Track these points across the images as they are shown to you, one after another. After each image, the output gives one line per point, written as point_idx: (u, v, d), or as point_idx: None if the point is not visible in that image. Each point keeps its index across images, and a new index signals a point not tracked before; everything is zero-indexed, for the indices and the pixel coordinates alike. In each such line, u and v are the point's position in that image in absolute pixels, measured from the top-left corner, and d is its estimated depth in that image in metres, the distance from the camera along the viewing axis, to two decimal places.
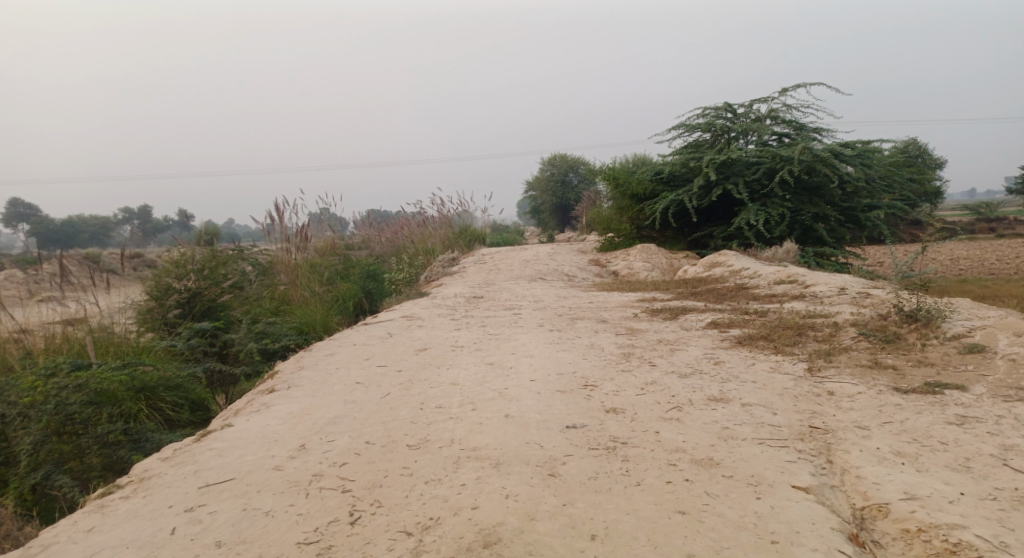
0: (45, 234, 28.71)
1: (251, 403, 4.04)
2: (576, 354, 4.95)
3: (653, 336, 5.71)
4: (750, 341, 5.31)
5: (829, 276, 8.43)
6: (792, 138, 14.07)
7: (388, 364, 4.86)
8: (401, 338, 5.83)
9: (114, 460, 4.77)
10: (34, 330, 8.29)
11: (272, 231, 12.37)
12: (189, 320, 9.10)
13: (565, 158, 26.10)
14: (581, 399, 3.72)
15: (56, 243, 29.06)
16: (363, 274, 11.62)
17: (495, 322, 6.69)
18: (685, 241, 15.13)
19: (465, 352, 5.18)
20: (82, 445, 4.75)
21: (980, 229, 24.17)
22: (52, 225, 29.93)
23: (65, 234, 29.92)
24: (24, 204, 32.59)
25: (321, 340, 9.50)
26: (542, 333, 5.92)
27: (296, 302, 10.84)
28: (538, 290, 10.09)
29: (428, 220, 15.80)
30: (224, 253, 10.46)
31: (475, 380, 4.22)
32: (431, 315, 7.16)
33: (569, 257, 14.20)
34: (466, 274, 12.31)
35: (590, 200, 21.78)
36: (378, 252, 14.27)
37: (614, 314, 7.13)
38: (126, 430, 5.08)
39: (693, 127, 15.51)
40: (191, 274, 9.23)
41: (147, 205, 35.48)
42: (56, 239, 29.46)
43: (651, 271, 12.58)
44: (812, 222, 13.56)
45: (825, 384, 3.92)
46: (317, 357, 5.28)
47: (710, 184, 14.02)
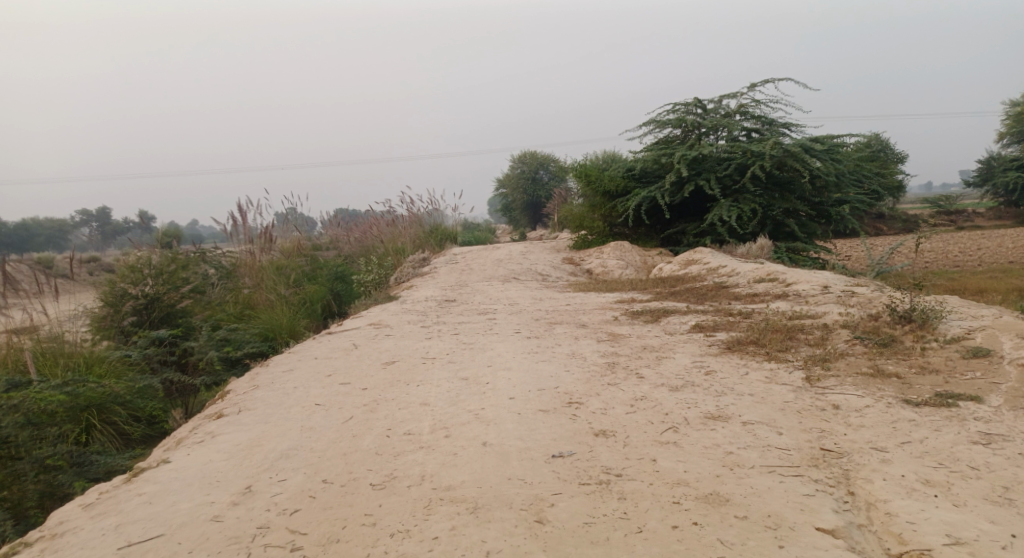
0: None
1: (194, 433, 3.61)
2: (557, 365, 4.58)
3: (636, 343, 5.38)
4: (740, 346, 4.99)
5: (810, 274, 8.18)
6: (763, 133, 13.90)
7: (351, 381, 4.43)
8: (367, 350, 5.40)
9: (50, 489, 4.29)
10: None
11: (236, 232, 11.80)
12: (146, 328, 8.45)
13: (535, 155, 25.69)
14: (566, 421, 3.36)
15: (11, 247, 27.79)
16: (332, 275, 11.16)
17: (468, 328, 6.29)
18: (658, 238, 14.89)
19: (436, 365, 4.77)
20: (11, 475, 4.26)
21: (941, 222, 24.49)
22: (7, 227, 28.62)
23: (20, 238, 28.64)
24: None
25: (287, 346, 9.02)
26: (519, 341, 5.54)
27: (260, 306, 10.32)
28: (512, 292, 9.71)
29: (397, 219, 15.29)
30: (182, 257, 9.87)
31: (447, 399, 3.82)
32: (400, 322, 6.74)
33: (542, 256, 13.84)
34: (438, 275, 11.88)
35: (560, 197, 21.51)
36: (347, 252, 13.73)
37: (592, 318, 6.78)
38: (66, 456, 4.56)
39: (664, 123, 15.27)
40: (147, 279, 8.58)
41: (107, 206, 34.03)
42: (11, 242, 28.18)
43: (626, 269, 12.32)
44: (783, 217, 13.43)
45: (828, 396, 3.60)
46: (274, 373, 4.83)
47: (682, 181, 13.80)
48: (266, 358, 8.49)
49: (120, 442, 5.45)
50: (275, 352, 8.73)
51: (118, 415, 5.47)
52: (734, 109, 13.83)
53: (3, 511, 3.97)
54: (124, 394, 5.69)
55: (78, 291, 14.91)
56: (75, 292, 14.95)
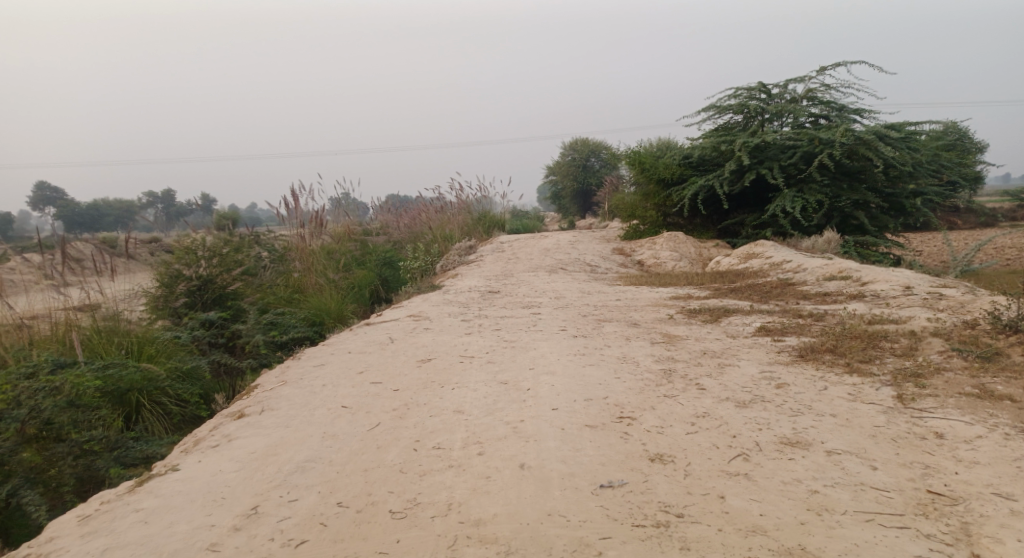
0: (71, 217, 28.73)
1: (210, 434, 3.34)
2: (607, 370, 4.15)
3: (695, 346, 4.90)
4: (815, 355, 4.45)
5: (887, 272, 7.49)
6: (832, 119, 13.02)
7: (382, 381, 4.10)
8: (403, 345, 5.07)
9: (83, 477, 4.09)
10: (41, 316, 7.46)
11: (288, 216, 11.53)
12: (198, 310, 8.38)
13: (587, 142, 25.02)
14: (617, 441, 2.94)
15: (82, 227, 28.86)
16: (380, 261, 11.26)
17: (511, 324, 5.90)
18: (714, 230, 14.18)
19: (475, 366, 4.39)
20: (47, 460, 4.06)
21: (1021, 217, 22.88)
22: (78, 208, 29.69)
23: (91, 218, 29.72)
24: (52, 189, 32.35)
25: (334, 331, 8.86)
26: (566, 340, 5.12)
27: (308, 289, 10.18)
28: (559, 284, 9.28)
29: (446, 205, 15.01)
30: (235, 240, 9.81)
31: (483, 407, 3.45)
32: (440, 315, 6.40)
33: (592, 246, 13.33)
34: (484, 264, 11.55)
35: (611, 185, 20.89)
36: (397, 237, 13.49)
37: (645, 316, 6.31)
38: (106, 439, 4.30)
39: (723, 108, 14.53)
40: (202, 261, 8.57)
41: (170, 190, 34.95)
42: (82, 223, 29.30)
43: (680, 262, 11.74)
44: (852, 209, 12.58)
45: (928, 422, 3.08)
46: (304, 369, 4.53)
47: (742, 169, 13.07)
48: (312, 344, 8.34)
49: (158, 428, 5.25)
50: (321, 337, 8.57)
51: (158, 402, 5.26)
52: (800, 94, 12.99)
53: (38, 497, 3.75)
54: (164, 379, 5.53)
55: (136, 272, 15.18)
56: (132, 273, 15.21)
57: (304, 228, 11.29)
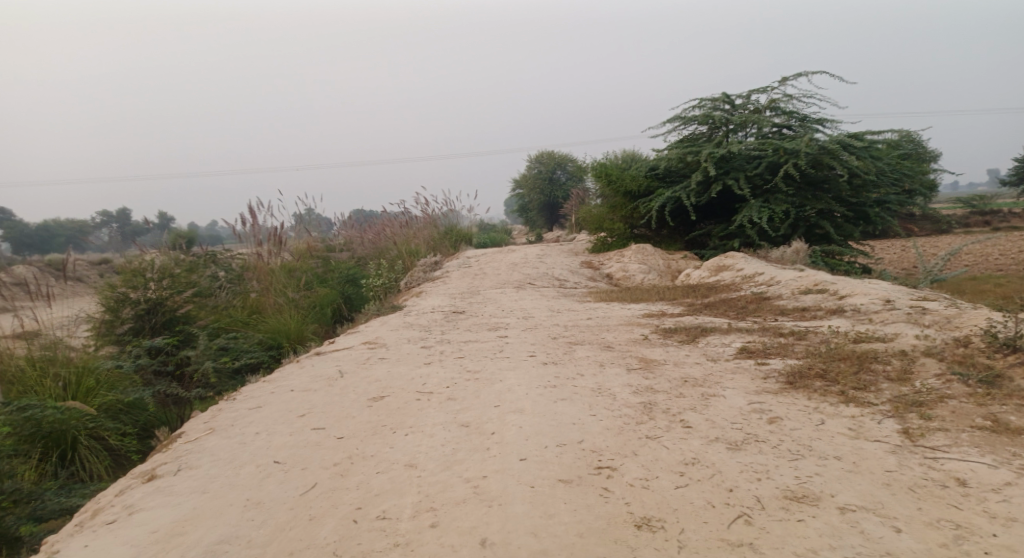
0: (20, 238, 27.40)
1: (113, 507, 2.83)
2: (580, 405, 3.71)
3: (674, 372, 4.51)
4: (805, 381, 4.09)
5: (865, 284, 7.23)
6: (795, 129, 12.91)
7: (326, 426, 3.61)
8: (354, 379, 4.57)
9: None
10: None
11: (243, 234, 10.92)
12: (146, 335, 7.60)
13: (552, 155, 24.79)
14: (595, 501, 2.52)
15: (31, 248, 27.66)
16: (342, 279, 10.69)
17: (475, 350, 5.43)
18: (681, 241, 13.96)
19: (433, 404, 3.92)
20: None
21: (975, 222, 23.34)
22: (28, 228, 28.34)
23: (41, 239, 28.34)
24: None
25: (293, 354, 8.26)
26: (535, 368, 4.68)
27: (269, 309, 9.51)
28: (527, 301, 8.85)
29: (411, 220, 14.50)
30: (188, 260, 9.17)
31: (441, 460, 2.99)
32: (399, 341, 5.92)
33: (559, 259, 12.95)
34: (449, 281, 11.07)
35: (578, 197, 20.63)
36: (360, 253, 12.91)
37: (619, 337, 5.92)
38: (17, 493, 3.83)
39: (686, 119, 14.36)
40: (150, 283, 7.81)
41: (126, 207, 33.57)
42: (32, 244, 28.02)
43: (649, 275, 11.44)
44: (817, 219, 12.44)
45: (945, 465, 2.72)
46: (237, 413, 4.01)
47: (708, 180, 12.87)
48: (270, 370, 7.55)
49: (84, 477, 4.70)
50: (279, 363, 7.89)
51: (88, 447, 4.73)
52: (764, 104, 12.86)
53: None
54: (94, 418, 5.01)
55: (79, 297, 14.32)
56: (76, 298, 14.33)
57: (263, 247, 10.67)
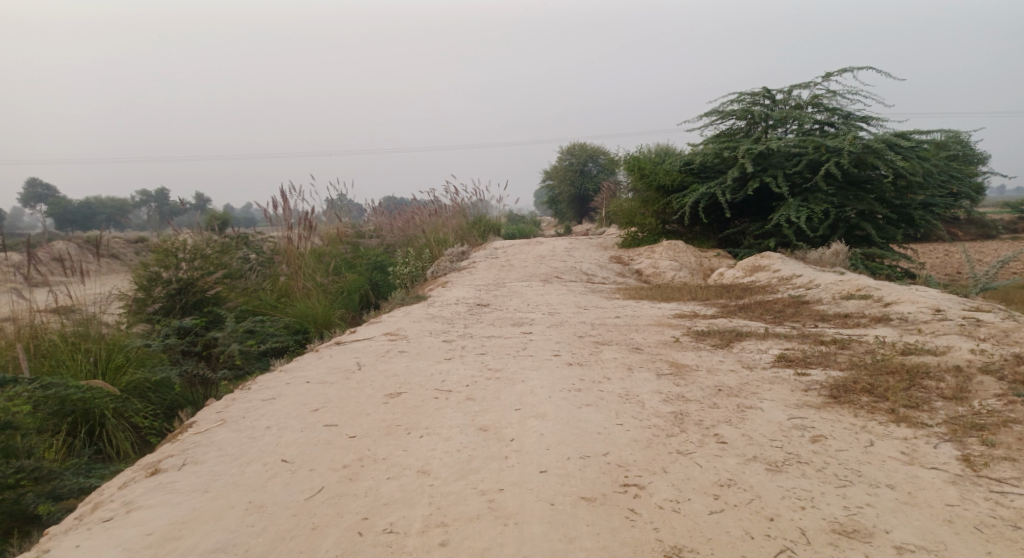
0: (63, 214, 27.94)
1: (112, 502, 2.70)
2: (606, 413, 3.49)
3: (707, 380, 4.26)
4: (849, 395, 3.81)
5: (911, 291, 6.86)
6: (838, 126, 12.41)
7: (339, 424, 3.44)
8: (371, 373, 4.40)
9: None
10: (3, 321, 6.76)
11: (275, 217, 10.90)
12: (175, 315, 7.46)
13: (585, 147, 24.44)
14: (621, 526, 2.32)
15: (72, 223, 28.27)
16: (370, 265, 10.57)
17: (498, 347, 5.23)
18: (715, 238, 13.56)
19: (451, 404, 3.73)
20: None
21: (1021, 230, 22.42)
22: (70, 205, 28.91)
23: (82, 216, 28.88)
24: (44, 186, 31.60)
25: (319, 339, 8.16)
26: (560, 369, 4.46)
27: (297, 293, 9.44)
28: (554, 296, 8.63)
29: (440, 208, 14.35)
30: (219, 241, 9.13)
31: (456, 467, 2.81)
32: (420, 334, 5.75)
33: (589, 253, 12.67)
34: (475, 271, 10.90)
35: (609, 190, 20.29)
36: (389, 241, 12.78)
37: (648, 338, 5.67)
38: (38, 470, 3.67)
39: (724, 113, 13.94)
40: (182, 263, 7.68)
41: (164, 188, 33.98)
42: (73, 220, 28.58)
43: (680, 272, 11.12)
44: (857, 219, 11.96)
45: (1015, 501, 2.44)
46: (249, 404, 3.87)
47: (745, 177, 12.46)
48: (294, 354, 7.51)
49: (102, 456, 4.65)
50: (304, 348, 7.81)
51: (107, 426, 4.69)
52: (806, 99, 12.39)
53: None
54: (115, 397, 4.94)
55: (110, 275, 14.44)
56: (108, 275, 14.47)
57: (293, 231, 10.57)
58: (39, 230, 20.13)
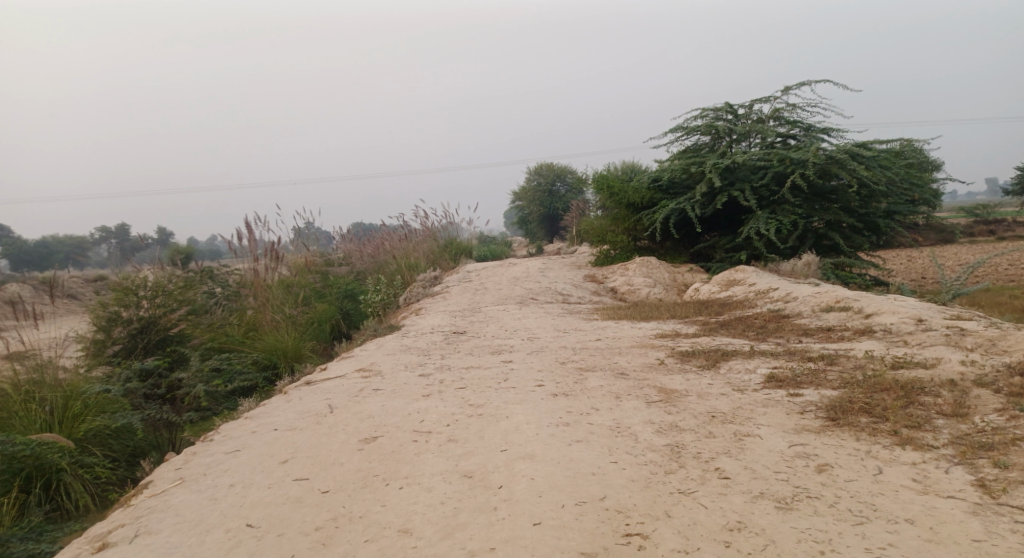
0: (19, 254, 26.95)
1: None
2: (599, 450, 3.28)
3: (699, 405, 4.08)
4: (848, 416, 3.66)
5: (890, 301, 6.80)
6: (800, 139, 12.53)
7: (311, 477, 3.17)
8: (343, 415, 4.12)
9: None
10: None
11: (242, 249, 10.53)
12: (137, 356, 7.09)
13: (552, 167, 24.46)
14: None
15: (29, 263, 27.31)
16: (341, 294, 10.25)
17: (478, 379, 4.99)
18: (687, 253, 13.53)
19: (432, 447, 3.48)
20: None
21: (979, 232, 22.97)
22: (26, 244, 27.92)
23: (40, 255, 27.89)
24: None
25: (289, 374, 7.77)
26: (545, 401, 4.24)
27: (266, 326, 9.08)
28: (531, 319, 8.42)
29: (410, 233, 14.10)
30: (181, 276, 8.73)
31: (442, 526, 2.57)
32: (394, 368, 5.49)
33: (562, 273, 12.52)
34: (449, 296, 10.65)
35: (578, 209, 20.26)
36: (359, 267, 12.45)
37: (632, 362, 5.49)
38: None
39: (688, 129, 14.00)
40: (143, 300, 7.29)
41: (126, 223, 33.06)
42: (30, 260, 27.56)
43: (655, 289, 11.01)
44: (825, 230, 12.02)
45: None
46: (212, 459, 3.57)
47: (713, 191, 12.48)
48: (263, 392, 7.09)
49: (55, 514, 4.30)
50: (272, 385, 7.39)
51: (58, 484, 4.34)
52: (768, 113, 12.51)
53: None
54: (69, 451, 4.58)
55: (67, 316, 13.83)
56: (64, 316, 13.85)
57: (260, 262, 10.22)
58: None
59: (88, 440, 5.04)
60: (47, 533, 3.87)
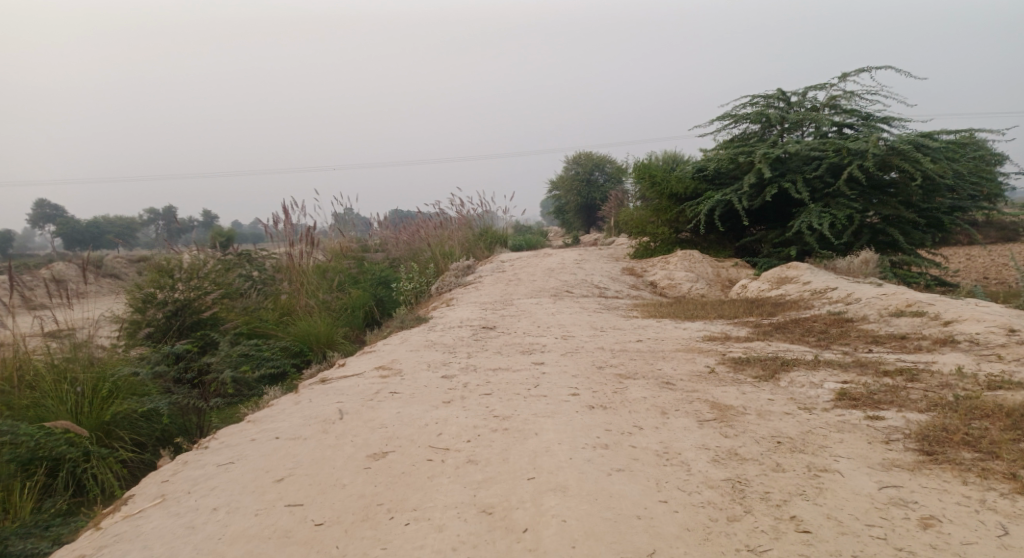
0: (70, 234, 27.31)
1: None
2: (645, 483, 2.75)
3: (761, 427, 3.51)
4: (948, 449, 3.05)
5: (970, 307, 6.07)
6: (859, 128, 11.65)
7: (307, 503, 2.73)
8: (352, 424, 3.65)
9: None
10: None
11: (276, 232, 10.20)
12: (170, 339, 6.51)
13: (591, 156, 23.77)
14: None
15: (79, 244, 27.66)
16: (375, 280, 9.82)
17: (505, 384, 4.49)
18: (731, 248, 12.79)
19: (448, 469, 3.00)
20: None
21: None
22: (79, 224, 28.41)
23: (91, 236, 28.37)
24: (52, 206, 31.27)
25: (318, 363, 7.37)
26: (580, 415, 3.71)
27: (297, 312, 8.73)
28: (566, 315, 7.88)
29: (445, 221, 13.63)
30: (216, 258, 8.41)
31: None
32: (415, 368, 5.02)
33: (600, 265, 11.93)
34: (481, 287, 10.18)
35: (616, 199, 19.57)
36: (394, 254, 12.03)
37: (678, 369, 4.93)
38: None
39: (738, 117, 13.18)
40: (178, 283, 6.71)
41: (172, 207, 33.29)
42: (81, 240, 27.96)
43: (697, 284, 10.35)
44: (883, 225, 11.12)
45: None
46: (201, 472, 3.14)
47: (763, 183, 11.71)
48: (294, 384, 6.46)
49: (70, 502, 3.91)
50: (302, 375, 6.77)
51: (70, 475, 3.95)
52: (824, 100, 11.67)
53: None
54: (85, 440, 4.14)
55: (103, 298, 13.73)
56: (100, 299, 13.74)
57: (295, 246, 9.87)
58: (41, 254, 19.54)
59: (114, 426, 4.39)
60: (51, 527, 3.48)
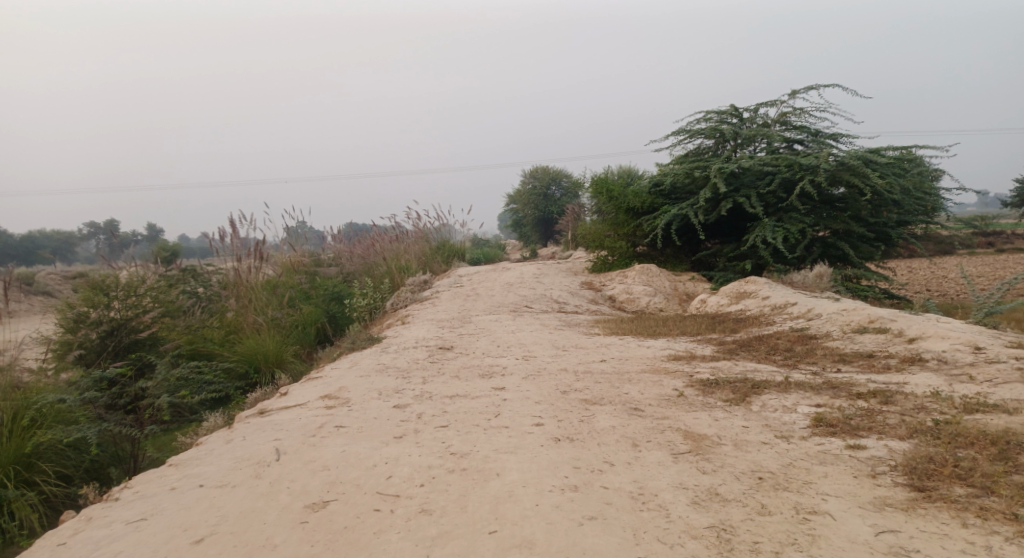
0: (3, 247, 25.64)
1: None
2: (619, 538, 2.45)
3: (739, 460, 3.25)
4: (941, 485, 2.83)
5: (932, 323, 6.00)
6: (808, 144, 11.74)
7: None
8: (290, 466, 3.25)
9: None
10: None
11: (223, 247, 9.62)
12: (104, 362, 5.90)
13: (547, 169, 23.67)
14: None
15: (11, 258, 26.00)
16: (328, 296, 9.33)
17: (462, 413, 4.15)
18: (687, 261, 12.69)
19: (398, 522, 2.64)
20: None
21: (979, 243, 22.20)
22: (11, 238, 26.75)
23: (24, 250, 26.73)
24: None
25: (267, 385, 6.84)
26: (544, 450, 3.39)
27: (243, 330, 8.18)
28: (525, 333, 7.58)
29: (401, 234, 13.21)
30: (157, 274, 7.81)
31: None
32: (364, 396, 4.63)
33: (558, 279, 11.68)
34: (438, 303, 9.81)
35: (574, 212, 19.45)
36: (347, 268, 11.55)
37: (646, 392, 4.67)
38: None
39: (691, 132, 13.20)
40: (114, 301, 6.09)
41: (114, 220, 31.78)
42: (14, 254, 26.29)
43: (656, 298, 10.20)
44: (833, 238, 11.20)
45: None
46: (109, 532, 2.71)
47: (718, 197, 11.67)
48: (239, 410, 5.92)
49: None
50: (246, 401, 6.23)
51: None
52: (775, 116, 11.74)
53: None
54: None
55: (32, 317, 12.77)
56: (28, 317, 12.80)
57: (242, 261, 9.32)
58: None
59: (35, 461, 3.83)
60: None
